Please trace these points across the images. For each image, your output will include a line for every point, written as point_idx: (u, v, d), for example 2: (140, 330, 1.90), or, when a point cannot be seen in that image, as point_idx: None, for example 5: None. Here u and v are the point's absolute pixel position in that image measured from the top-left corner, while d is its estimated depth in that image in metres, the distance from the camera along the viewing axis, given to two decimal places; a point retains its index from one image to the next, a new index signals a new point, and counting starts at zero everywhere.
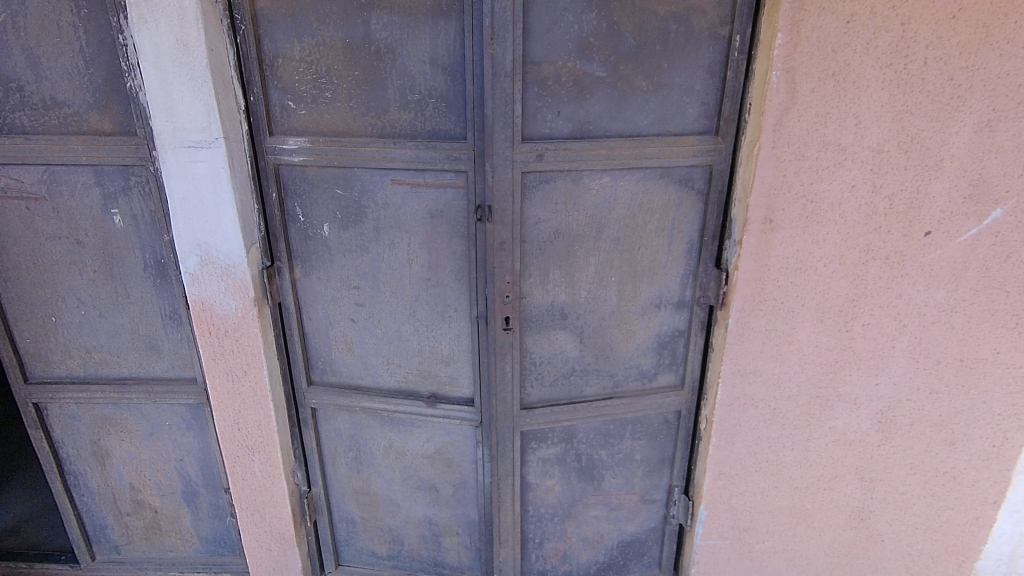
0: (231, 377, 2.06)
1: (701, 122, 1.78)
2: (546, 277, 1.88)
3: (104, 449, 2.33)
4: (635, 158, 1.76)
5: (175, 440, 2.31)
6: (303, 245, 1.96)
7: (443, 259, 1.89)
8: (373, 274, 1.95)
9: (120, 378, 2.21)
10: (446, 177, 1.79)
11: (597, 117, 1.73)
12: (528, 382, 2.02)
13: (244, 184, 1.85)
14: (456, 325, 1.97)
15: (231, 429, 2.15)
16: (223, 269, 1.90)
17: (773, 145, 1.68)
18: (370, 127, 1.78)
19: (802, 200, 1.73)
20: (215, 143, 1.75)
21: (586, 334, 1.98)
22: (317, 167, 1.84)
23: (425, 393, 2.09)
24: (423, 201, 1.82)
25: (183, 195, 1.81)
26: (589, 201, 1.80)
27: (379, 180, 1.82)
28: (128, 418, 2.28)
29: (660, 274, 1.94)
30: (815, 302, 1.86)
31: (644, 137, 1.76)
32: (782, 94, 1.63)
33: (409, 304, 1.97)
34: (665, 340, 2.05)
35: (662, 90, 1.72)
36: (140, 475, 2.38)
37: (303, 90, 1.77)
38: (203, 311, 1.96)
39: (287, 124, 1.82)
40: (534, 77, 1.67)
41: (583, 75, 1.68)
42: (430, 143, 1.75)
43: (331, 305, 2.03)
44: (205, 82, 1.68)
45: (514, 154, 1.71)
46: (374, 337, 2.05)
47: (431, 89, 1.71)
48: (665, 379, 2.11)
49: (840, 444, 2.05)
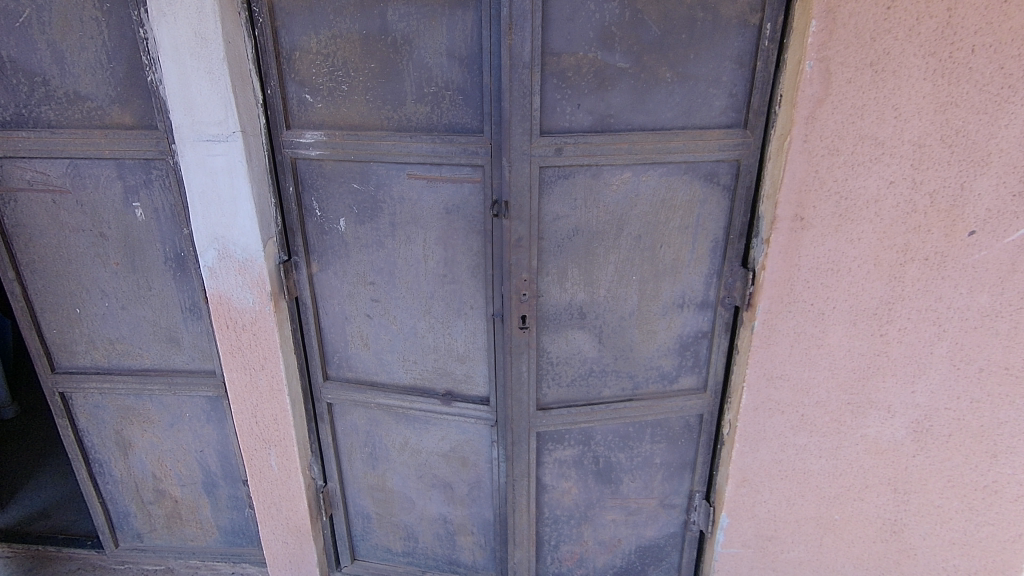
0: (249, 371, 2.07)
1: (729, 115, 1.69)
2: (564, 275, 1.82)
3: (127, 438, 2.37)
4: (658, 152, 1.68)
5: (195, 431, 2.34)
6: (320, 240, 1.95)
7: (459, 255, 1.84)
8: (388, 269, 1.93)
9: (142, 370, 2.24)
10: (462, 171, 1.74)
11: (619, 110, 1.65)
12: (545, 383, 1.95)
13: (262, 178, 1.84)
14: (472, 322, 1.92)
15: (249, 422, 2.16)
16: (240, 263, 1.91)
17: (805, 139, 1.60)
18: (387, 120, 1.74)
19: (835, 197, 1.65)
20: (233, 136, 1.74)
21: (605, 335, 1.92)
22: (333, 161, 1.82)
23: (441, 390, 2.06)
24: (438, 196, 1.78)
25: (202, 189, 1.82)
26: (610, 197, 1.73)
27: (395, 175, 1.79)
28: (149, 409, 2.31)
29: (683, 273, 1.87)
30: (848, 304, 1.77)
31: (669, 130, 1.68)
32: (816, 84, 1.54)
33: (424, 301, 1.94)
34: (687, 341, 1.98)
35: (687, 80, 1.63)
36: (162, 464, 2.42)
37: (320, 83, 1.75)
38: (221, 304, 1.98)
39: (304, 118, 1.81)
40: (553, 68, 1.60)
41: (604, 66, 1.60)
42: (446, 136, 1.71)
43: (348, 300, 2.02)
44: (222, 75, 1.67)
45: (532, 148, 1.65)
46: (389, 333, 2.02)
47: (448, 81, 1.66)
48: (687, 382, 2.04)
49: (871, 453, 1.96)
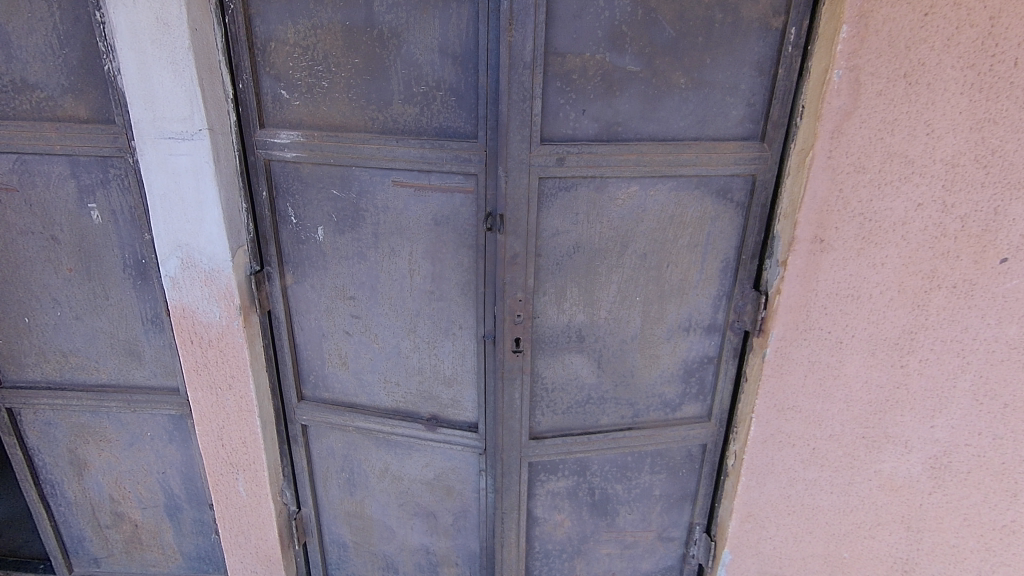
0: (216, 390, 1.90)
1: (745, 126, 1.55)
2: (562, 295, 1.67)
3: (82, 458, 2.18)
4: (669, 165, 1.54)
5: (157, 451, 2.16)
6: (295, 249, 1.78)
7: (447, 271, 1.68)
8: (370, 283, 1.76)
9: (99, 385, 2.06)
10: (453, 180, 1.57)
11: (627, 118, 1.49)
12: (538, 410, 1.80)
13: (232, 182, 1.67)
14: (461, 343, 1.76)
15: (214, 445, 1.99)
16: (206, 274, 1.73)
17: (829, 155, 1.46)
18: (371, 122, 1.58)
19: (858, 218, 1.51)
20: (198, 134, 1.57)
21: (605, 359, 1.78)
22: (311, 164, 1.66)
23: (425, 415, 1.90)
24: (426, 206, 1.62)
25: (164, 191, 1.64)
26: (614, 211, 1.58)
27: (379, 181, 1.62)
28: (107, 427, 2.12)
29: (691, 295, 1.74)
30: (867, 333, 1.64)
31: (680, 141, 1.53)
32: (843, 96, 1.41)
33: (409, 319, 1.78)
34: (692, 367, 1.84)
35: (703, 87, 1.49)
36: (120, 486, 2.23)
37: (297, 78, 1.58)
38: (185, 317, 1.80)
39: (279, 116, 1.63)
40: (556, 69, 1.43)
41: (612, 69, 1.45)
42: (436, 141, 1.54)
43: (325, 316, 1.85)
44: (186, 66, 1.49)
45: (531, 158, 1.48)
46: (370, 353, 1.86)
47: (439, 80, 1.50)
48: (690, 410, 1.91)
49: (885, 490, 1.83)
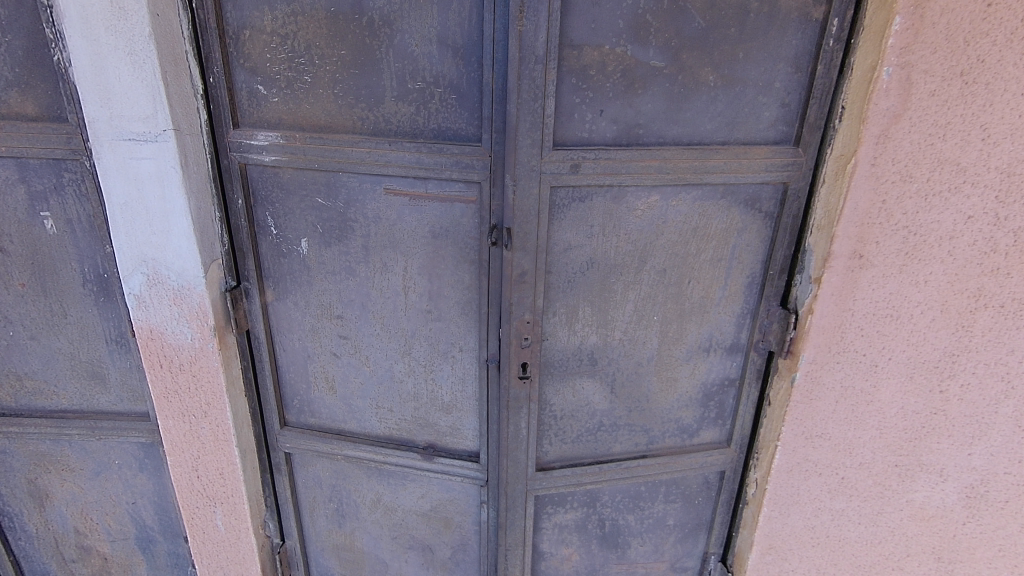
0: (189, 418, 1.72)
1: (778, 128, 1.40)
2: (574, 315, 1.51)
3: (42, 489, 1.99)
4: (694, 172, 1.38)
5: (126, 481, 1.97)
6: (276, 263, 1.61)
7: (446, 288, 1.51)
8: (361, 301, 1.59)
9: (59, 411, 1.87)
10: (453, 188, 1.40)
11: (650, 119, 1.33)
12: (546, 439, 1.65)
13: (202, 188, 1.49)
14: (460, 367, 1.60)
15: (188, 477, 1.81)
16: (175, 291, 1.55)
17: (873, 162, 1.32)
18: (360, 122, 1.40)
19: (902, 231, 1.36)
20: (163, 136, 1.38)
21: (618, 383, 1.62)
22: (292, 169, 1.47)
23: (421, 443, 1.74)
24: (423, 217, 1.45)
25: (124, 200, 1.45)
26: (632, 223, 1.42)
27: (369, 189, 1.45)
28: (69, 456, 1.93)
29: (712, 313, 1.58)
30: (906, 355, 1.49)
31: (707, 145, 1.38)
32: (893, 96, 1.26)
33: (403, 340, 1.61)
34: (712, 390, 1.69)
35: (733, 85, 1.33)
36: (85, 518, 2.04)
37: (276, 72, 1.40)
38: (152, 339, 1.62)
39: (256, 115, 1.45)
40: (572, 65, 1.26)
41: (634, 64, 1.28)
42: (434, 145, 1.36)
43: (310, 336, 1.68)
44: (147, 57, 1.31)
45: (542, 164, 1.31)
46: (360, 376, 1.69)
47: (438, 76, 1.32)
48: (708, 435, 1.76)
49: (915, 520, 1.68)
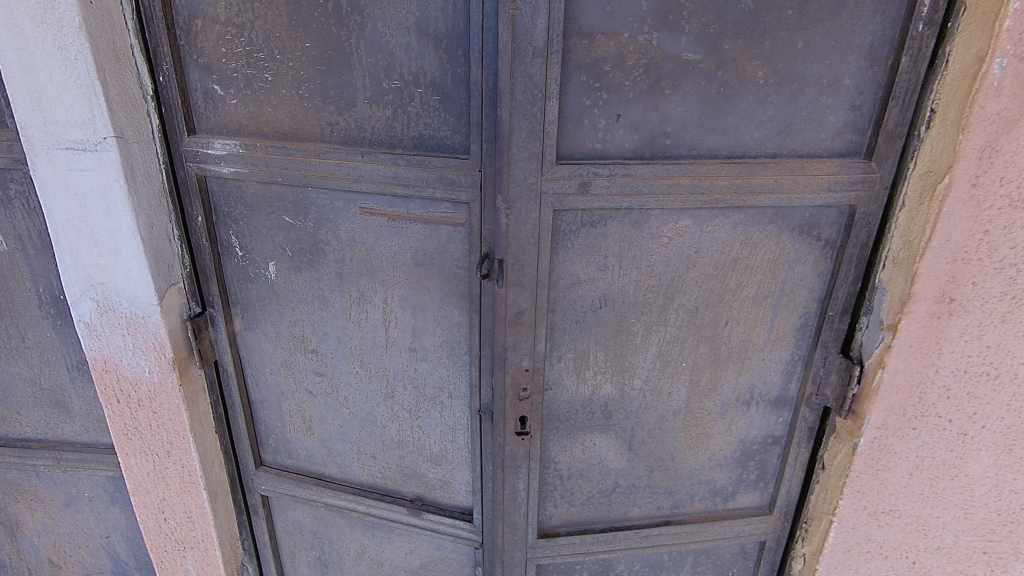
0: (152, 457, 1.53)
1: (846, 137, 1.10)
2: (583, 361, 1.25)
3: (13, 519, 1.85)
4: (736, 192, 1.10)
5: (99, 514, 1.82)
6: (243, 289, 1.40)
7: (432, 325, 1.27)
8: (336, 335, 1.37)
9: (23, 440, 1.72)
10: (438, 208, 1.15)
11: (679, 125, 1.05)
12: (549, 501, 1.40)
13: (155, 204, 1.29)
14: (450, 415, 1.36)
15: (155, 519, 1.63)
16: (128, 319, 1.35)
17: (975, 181, 1.00)
18: (328, 128, 1.17)
19: (1008, 270, 1.03)
20: (103, 144, 1.18)
21: (637, 440, 1.36)
22: (255, 183, 1.26)
23: (409, 495, 1.51)
24: (403, 241, 1.21)
25: (66, 217, 1.26)
26: (656, 253, 1.16)
27: (342, 208, 1.22)
28: (38, 486, 1.78)
29: (755, 360, 1.30)
30: (1004, 425, 1.15)
31: (753, 158, 1.09)
32: (1006, 97, 0.94)
33: (385, 382, 1.38)
34: (752, 449, 1.41)
35: (790, 83, 1.04)
36: (59, 551, 1.89)
37: (233, 69, 1.18)
38: (107, 371, 1.43)
39: (213, 119, 1.24)
40: (580, 58, 1.00)
41: (661, 56, 1.01)
42: (413, 156, 1.12)
43: (283, 371, 1.47)
44: (80, 53, 1.11)
45: (543, 183, 1.06)
46: (339, 418, 1.48)
47: (417, 73, 1.07)
48: (746, 500, 1.48)
49: None
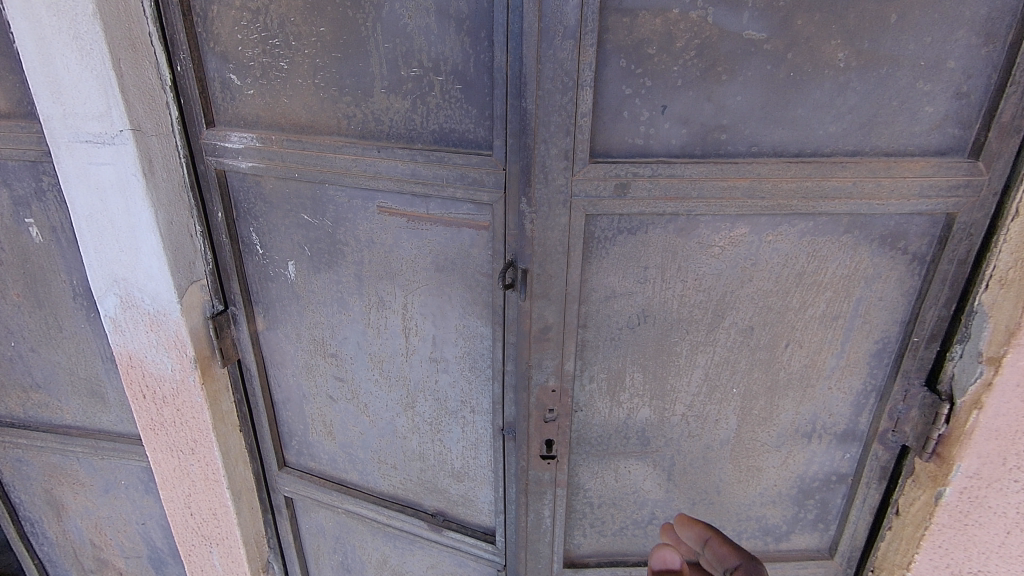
0: (177, 453, 1.52)
1: (946, 132, 0.90)
2: (617, 383, 1.12)
3: (59, 500, 1.91)
4: (804, 197, 0.93)
5: (134, 501, 1.84)
6: (264, 287, 1.35)
7: (453, 334, 1.17)
8: (356, 340, 1.29)
9: (65, 426, 1.76)
10: (460, 209, 1.04)
11: (737, 118, 0.90)
12: (578, 529, 1.28)
13: (175, 199, 1.24)
14: (473, 430, 1.26)
15: (182, 513, 1.62)
16: (150, 316, 1.32)
17: None
18: (345, 121, 1.08)
19: None
20: (120, 137, 1.13)
21: (678, 470, 1.22)
22: (273, 178, 1.19)
23: (430, 509, 1.43)
24: (423, 243, 1.11)
25: (89, 211, 1.23)
26: (704, 264, 1.01)
27: (360, 206, 1.14)
28: (79, 470, 1.82)
29: (819, 389, 1.13)
30: None
31: (827, 157, 0.91)
32: None
33: (406, 391, 1.30)
34: (812, 487, 1.24)
35: (877, 66, 0.86)
36: (100, 533, 1.94)
37: (249, 57, 1.11)
38: (133, 366, 1.42)
39: (231, 110, 1.18)
40: (621, 39, 0.86)
41: (717, 35, 0.85)
42: (433, 152, 1.01)
43: (305, 373, 1.41)
44: (94, 41, 1.05)
45: (574, 184, 0.93)
46: (360, 425, 1.41)
47: (437, 59, 0.96)
48: (803, 541, 1.31)
49: None
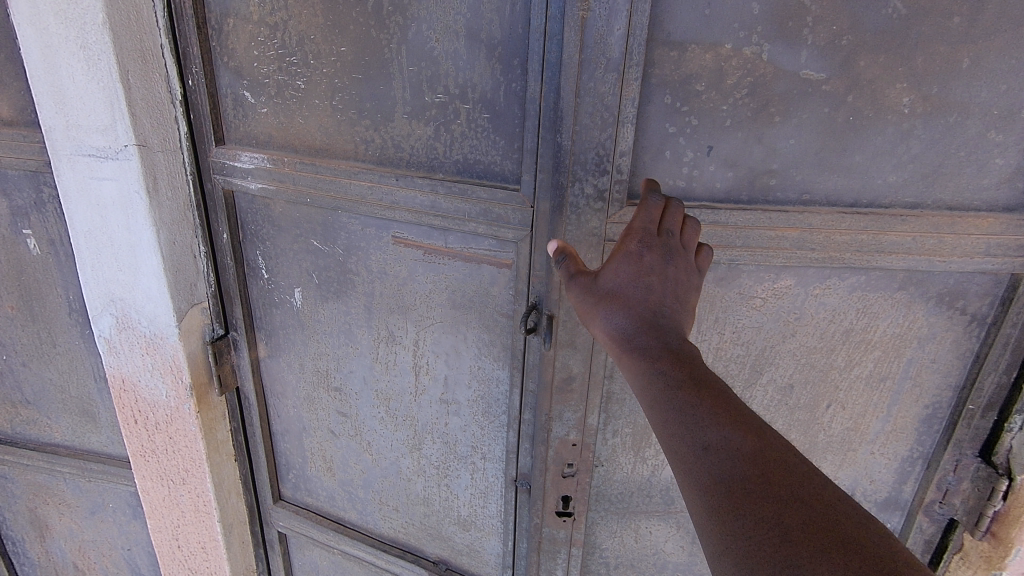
0: (167, 482, 1.44)
1: (1018, 187, 0.82)
2: (642, 437, 1.04)
3: (43, 519, 1.82)
4: (857, 251, 0.85)
5: (121, 526, 1.75)
6: (268, 313, 1.28)
7: (466, 376, 1.09)
8: (362, 374, 1.22)
9: (52, 444, 1.68)
10: (481, 244, 0.97)
11: (788, 163, 0.83)
12: None
13: (179, 218, 1.17)
14: (482, 477, 1.17)
15: (170, 544, 1.53)
16: (147, 339, 1.25)
17: None
18: (362, 146, 1.01)
19: None
20: (125, 152, 1.07)
21: None
22: (284, 202, 1.13)
23: (432, 555, 1.34)
24: (439, 278, 1.04)
25: (88, 228, 1.17)
26: (744, 317, 0.93)
27: (374, 236, 1.07)
28: (65, 490, 1.74)
29: (861, 454, 1.04)
30: None
31: (885, 209, 0.84)
32: None
33: (412, 431, 1.22)
34: None
35: (946, 113, 0.79)
36: (84, 556, 1.85)
37: (264, 75, 1.05)
38: (126, 389, 1.34)
39: (242, 129, 1.12)
40: (667, 74, 0.80)
41: (771, 74, 0.78)
42: (455, 183, 0.94)
43: (306, 405, 1.34)
44: (102, 53, 1.00)
45: (609, 226, 0.86)
46: (362, 463, 1.33)
47: (465, 86, 0.90)
48: None
49: None
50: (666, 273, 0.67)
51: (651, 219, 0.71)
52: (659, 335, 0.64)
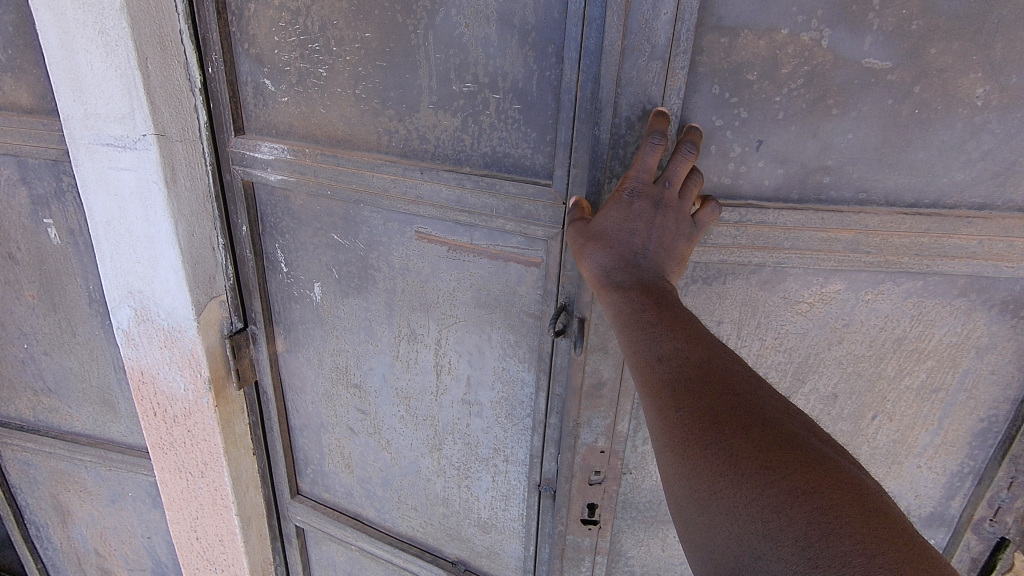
0: (185, 474, 1.43)
1: None
2: None
3: (65, 506, 1.84)
4: (916, 255, 0.79)
5: (140, 514, 1.76)
6: (287, 308, 1.25)
7: (490, 377, 1.05)
8: (382, 372, 1.18)
9: (74, 432, 1.69)
10: (508, 241, 0.93)
11: (844, 159, 0.76)
12: None
13: (198, 209, 1.15)
14: (505, 480, 1.14)
15: (188, 536, 1.53)
16: (165, 331, 1.23)
17: None
18: (386, 136, 0.97)
19: None
20: (142, 141, 1.04)
21: None
22: (304, 194, 1.09)
23: (450, 556, 1.31)
24: (464, 276, 1.00)
25: (107, 218, 1.15)
26: (788, 322, 0.88)
27: (396, 230, 1.03)
28: (86, 478, 1.75)
29: (907, 467, 0.98)
30: None
31: (949, 210, 0.77)
32: None
33: (433, 431, 1.18)
34: None
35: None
36: (105, 543, 1.86)
37: (285, 61, 1.01)
38: (145, 382, 1.33)
39: (262, 118, 1.08)
40: (715, 62, 0.74)
41: (830, 62, 0.72)
42: (483, 177, 0.90)
43: (324, 401, 1.31)
44: (120, 38, 0.96)
45: None
46: (381, 461, 1.30)
47: (496, 73, 0.85)
48: None
49: None
50: (651, 223, 0.69)
51: (646, 169, 0.71)
52: (636, 274, 0.69)
